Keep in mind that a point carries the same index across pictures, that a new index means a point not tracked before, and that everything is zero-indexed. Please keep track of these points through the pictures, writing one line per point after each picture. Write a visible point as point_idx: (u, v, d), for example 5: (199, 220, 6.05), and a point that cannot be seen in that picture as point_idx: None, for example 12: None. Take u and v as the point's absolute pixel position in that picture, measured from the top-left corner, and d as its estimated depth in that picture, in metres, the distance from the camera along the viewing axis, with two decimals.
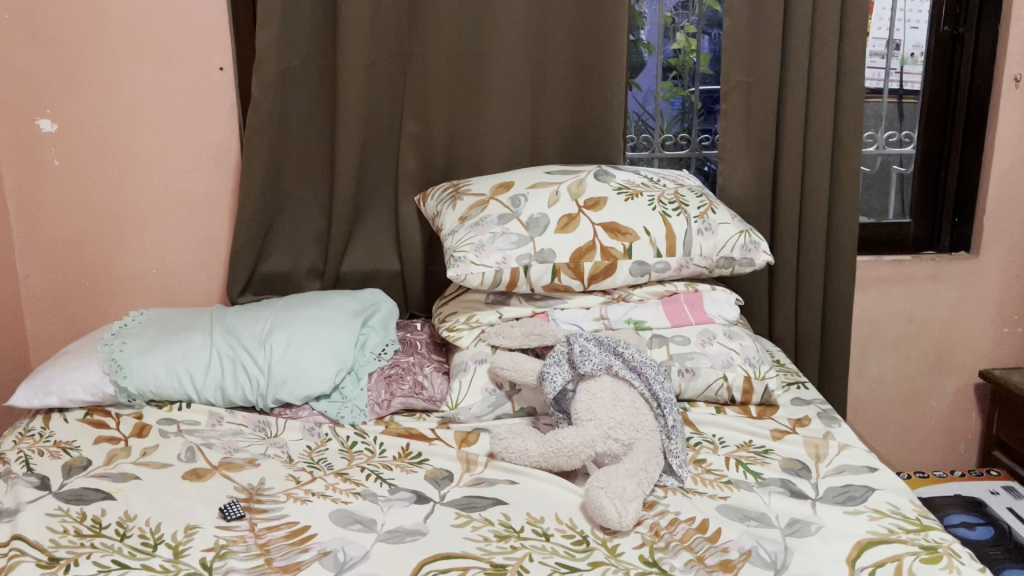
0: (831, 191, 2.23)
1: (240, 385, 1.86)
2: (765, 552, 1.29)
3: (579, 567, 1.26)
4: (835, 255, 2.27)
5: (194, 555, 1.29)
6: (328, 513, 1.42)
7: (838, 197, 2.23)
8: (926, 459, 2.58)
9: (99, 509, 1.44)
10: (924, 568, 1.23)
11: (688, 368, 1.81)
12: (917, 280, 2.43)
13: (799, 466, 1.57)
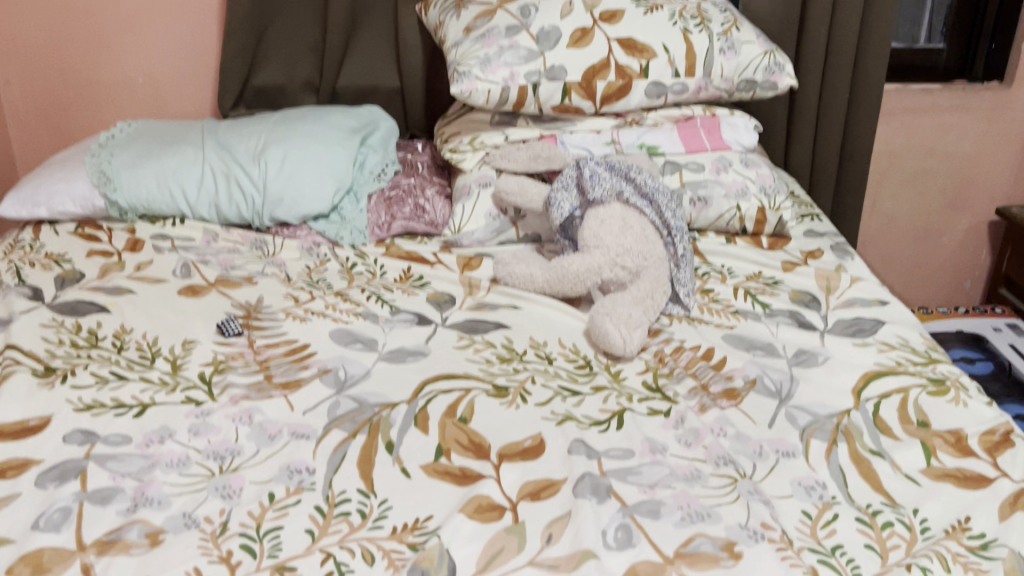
0: (868, 7, 2.03)
1: (234, 202, 1.79)
2: (770, 382, 1.27)
3: (582, 391, 1.24)
4: (864, 82, 2.11)
5: (192, 370, 1.27)
6: (328, 332, 1.39)
7: (874, 16, 2.03)
8: (931, 294, 2.56)
9: (95, 321, 1.41)
10: (930, 401, 1.21)
11: (700, 197, 1.74)
12: (945, 111, 2.30)
13: (808, 298, 1.53)
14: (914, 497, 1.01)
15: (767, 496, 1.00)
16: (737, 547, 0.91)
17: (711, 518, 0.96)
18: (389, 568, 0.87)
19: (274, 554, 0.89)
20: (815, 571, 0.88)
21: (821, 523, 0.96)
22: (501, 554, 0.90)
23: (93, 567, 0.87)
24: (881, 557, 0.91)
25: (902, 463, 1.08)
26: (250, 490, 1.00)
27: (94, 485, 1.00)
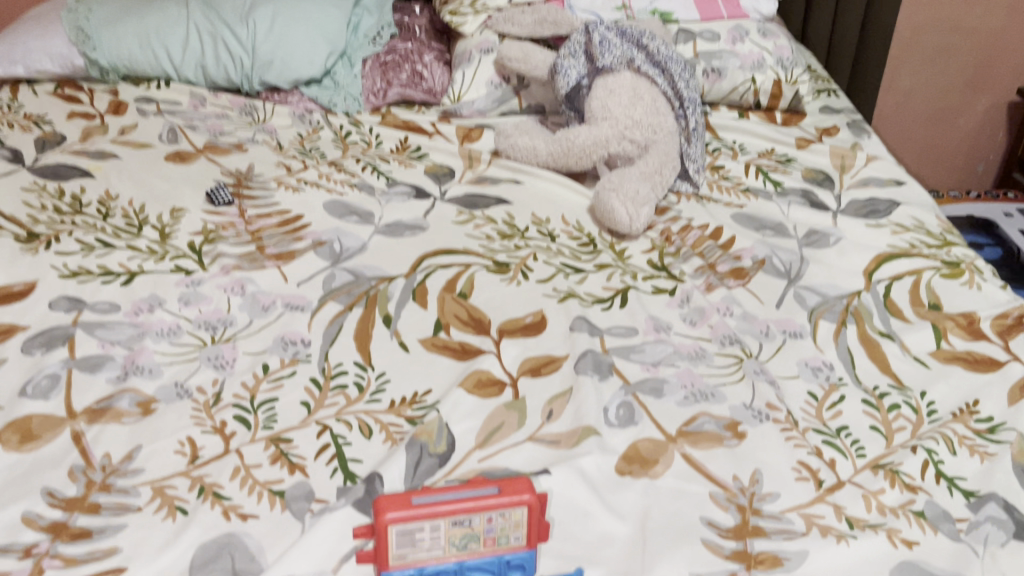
0: None
1: (222, 65, 1.70)
2: (779, 262, 1.23)
3: (584, 268, 1.20)
4: None
5: (182, 239, 1.22)
6: (322, 203, 1.34)
7: None
8: (945, 179, 2.40)
9: (79, 187, 1.35)
10: (943, 284, 1.17)
11: (714, 69, 1.65)
12: None
13: (821, 177, 1.47)
14: (922, 380, 0.98)
15: (772, 377, 0.98)
16: (741, 428, 0.89)
17: (715, 398, 0.93)
18: (385, 442, 0.85)
19: (267, 425, 0.86)
20: (819, 451, 0.86)
21: (827, 404, 0.94)
22: (500, 429, 0.88)
23: (83, 434, 0.84)
24: (887, 438, 0.89)
25: (911, 345, 1.05)
26: (244, 361, 0.97)
27: (82, 353, 0.97)
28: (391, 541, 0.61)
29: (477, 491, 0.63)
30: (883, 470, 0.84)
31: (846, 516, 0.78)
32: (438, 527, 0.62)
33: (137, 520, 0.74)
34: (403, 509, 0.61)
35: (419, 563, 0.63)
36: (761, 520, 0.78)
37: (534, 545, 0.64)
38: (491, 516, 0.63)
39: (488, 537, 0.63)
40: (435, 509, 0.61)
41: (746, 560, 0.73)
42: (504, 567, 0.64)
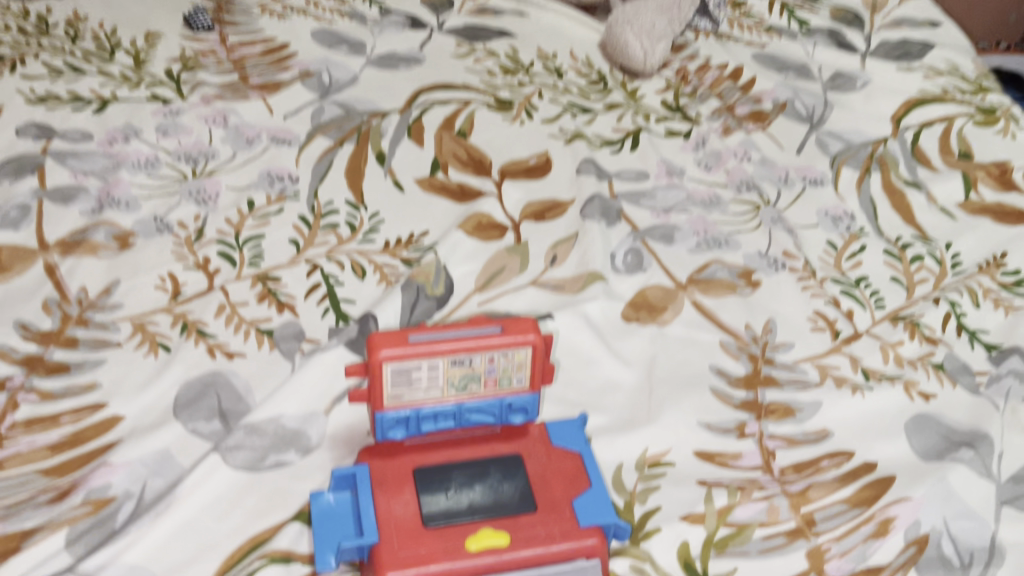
0: None
1: None
2: (801, 106, 1.14)
3: (593, 108, 1.12)
4: None
5: (158, 66, 1.13)
6: (310, 32, 1.23)
7: None
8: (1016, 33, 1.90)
9: (44, 7, 1.23)
10: (976, 132, 1.09)
11: None
12: None
13: (851, 17, 1.35)
14: (947, 231, 0.93)
15: (791, 225, 0.92)
16: (756, 276, 0.84)
17: (729, 246, 0.88)
18: (380, 283, 0.80)
19: (254, 263, 0.81)
20: (836, 302, 0.82)
21: (846, 255, 0.89)
22: (502, 274, 0.83)
23: (57, 268, 0.79)
24: (908, 291, 0.84)
25: (938, 195, 0.99)
26: (228, 196, 0.90)
27: (54, 183, 0.90)
28: (385, 380, 0.57)
29: (477, 329, 0.59)
30: (903, 323, 0.80)
31: (861, 368, 0.75)
32: (436, 367, 0.58)
33: (117, 356, 0.70)
34: (398, 347, 0.57)
35: (415, 404, 0.59)
36: (773, 370, 0.74)
37: (538, 389, 0.61)
38: (493, 356, 0.59)
39: (489, 379, 0.59)
40: (434, 347, 0.57)
41: (756, 409, 0.70)
42: (506, 410, 0.61)
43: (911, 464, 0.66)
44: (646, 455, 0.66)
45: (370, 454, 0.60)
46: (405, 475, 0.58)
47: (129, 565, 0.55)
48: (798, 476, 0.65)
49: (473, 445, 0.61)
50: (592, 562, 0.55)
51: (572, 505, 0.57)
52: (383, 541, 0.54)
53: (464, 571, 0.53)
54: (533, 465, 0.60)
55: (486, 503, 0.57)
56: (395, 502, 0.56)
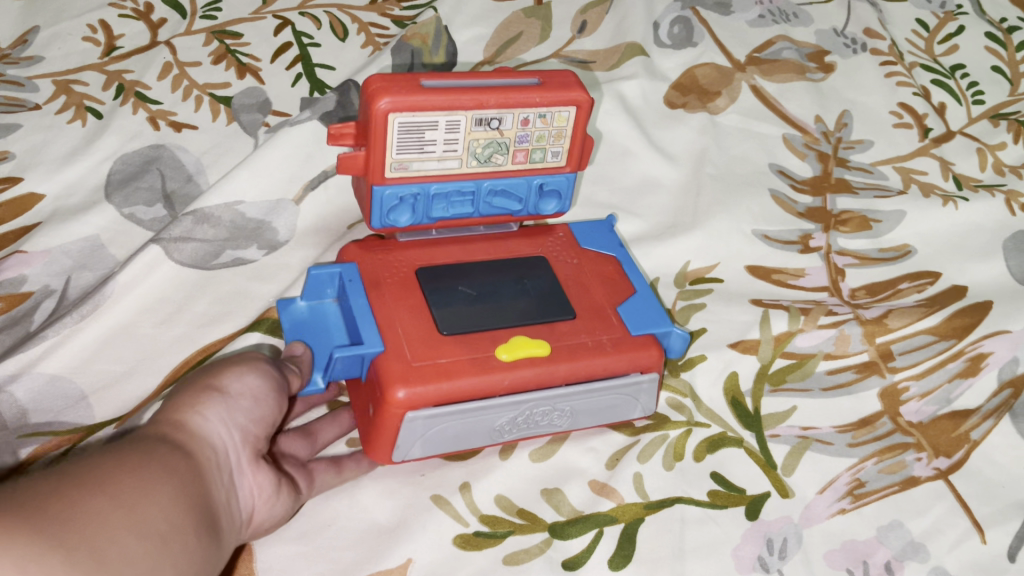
0: None
1: None
2: None
3: None
4: None
5: None
6: None
7: None
8: None
9: None
10: None
11: None
12: None
13: None
14: None
15: None
16: (830, 58, 0.68)
17: (799, 20, 0.71)
18: (366, 48, 0.64)
19: (210, 15, 0.64)
20: (927, 94, 0.67)
21: (940, 37, 0.72)
22: (518, 42, 0.66)
23: None
24: (1013, 85, 0.69)
25: None
26: None
27: None
28: (389, 140, 0.44)
29: (510, 80, 0.46)
30: (1006, 122, 0.65)
31: (953, 174, 0.61)
32: (456, 126, 0.45)
33: (34, 121, 0.56)
34: (410, 94, 0.43)
35: (425, 179, 0.46)
36: (846, 173, 0.61)
37: (576, 168, 0.49)
38: (529, 118, 0.46)
39: (520, 149, 0.47)
40: (456, 98, 0.44)
41: (825, 220, 0.58)
42: (536, 194, 0.49)
43: (1009, 289, 0.54)
44: (689, 269, 0.55)
45: (361, 250, 0.48)
46: (407, 275, 0.46)
47: (49, 376, 0.44)
48: (872, 301, 0.53)
49: (489, 243, 0.50)
50: (648, 377, 0.45)
51: (618, 312, 0.47)
52: (389, 349, 0.42)
53: (497, 387, 0.42)
54: (563, 267, 0.49)
55: (512, 306, 0.46)
56: (399, 303, 0.44)
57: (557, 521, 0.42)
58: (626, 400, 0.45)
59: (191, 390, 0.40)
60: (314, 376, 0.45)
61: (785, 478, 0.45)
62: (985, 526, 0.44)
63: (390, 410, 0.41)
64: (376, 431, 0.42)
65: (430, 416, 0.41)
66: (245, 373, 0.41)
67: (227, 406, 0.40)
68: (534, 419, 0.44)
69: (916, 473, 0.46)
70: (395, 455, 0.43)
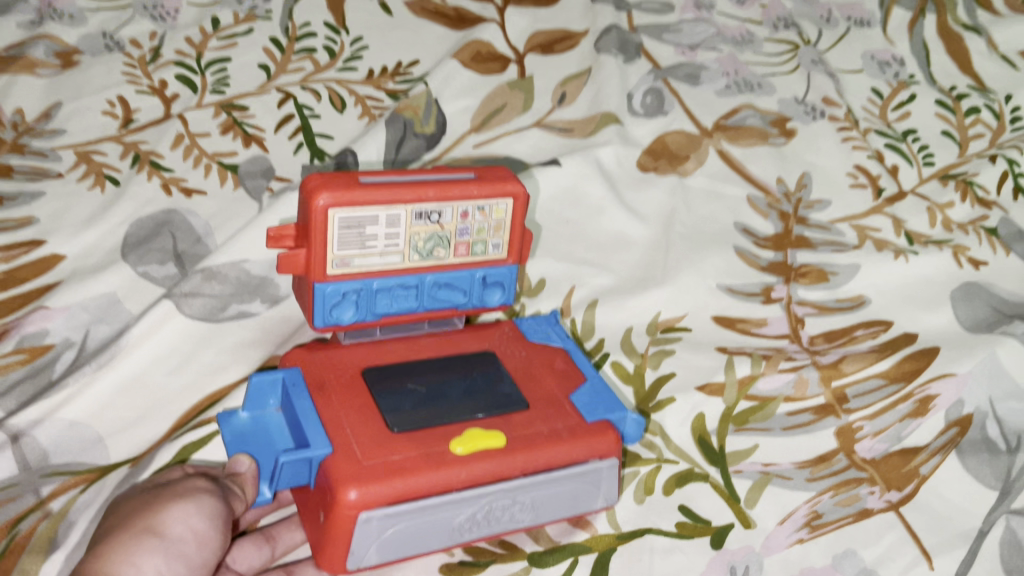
0: None
1: None
2: None
3: None
4: None
5: None
6: None
7: None
8: None
9: None
10: None
11: None
12: None
13: None
14: (1010, 83, 0.81)
15: (831, 69, 0.81)
16: (791, 125, 0.74)
17: (762, 90, 0.77)
18: (362, 118, 0.70)
19: (218, 90, 0.70)
20: (880, 156, 0.72)
21: (893, 105, 0.78)
22: (502, 112, 0.72)
23: None
24: (961, 147, 0.74)
25: (1001, 41, 0.85)
26: (190, 13, 0.77)
27: None
28: (330, 236, 0.47)
29: (450, 177, 0.50)
30: (954, 182, 0.70)
31: (905, 231, 0.67)
32: (397, 221, 0.48)
33: (57, 189, 0.61)
34: (348, 192, 0.46)
35: (367, 274, 0.49)
36: (806, 231, 0.66)
37: (517, 260, 0.53)
38: (469, 210, 0.50)
39: (460, 241, 0.50)
40: (395, 194, 0.47)
41: (785, 273, 0.63)
42: (479, 286, 0.52)
43: (955, 335, 0.58)
44: (659, 319, 0.59)
45: (308, 354, 0.50)
46: (352, 378, 0.49)
47: (69, 421, 0.49)
48: (829, 347, 0.58)
49: (435, 343, 0.53)
50: (607, 463, 0.47)
51: (572, 401, 0.49)
52: (338, 450, 0.44)
53: (455, 482, 0.44)
54: (510, 361, 0.52)
55: (456, 406, 0.48)
56: (344, 406, 0.47)
57: (535, 551, 0.46)
58: (588, 488, 0.47)
59: (129, 535, 0.42)
60: (263, 486, 0.46)
61: (748, 510, 0.49)
62: (933, 554, 0.47)
63: (343, 512, 0.42)
64: (329, 536, 0.42)
65: (385, 514, 0.42)
66: (181, 513, 0.43)
67: (160, 554, 0.42)
68: (495, 515, 0.45)
69: (868, 505, 0.49)
70: (350, 562, 0.43)
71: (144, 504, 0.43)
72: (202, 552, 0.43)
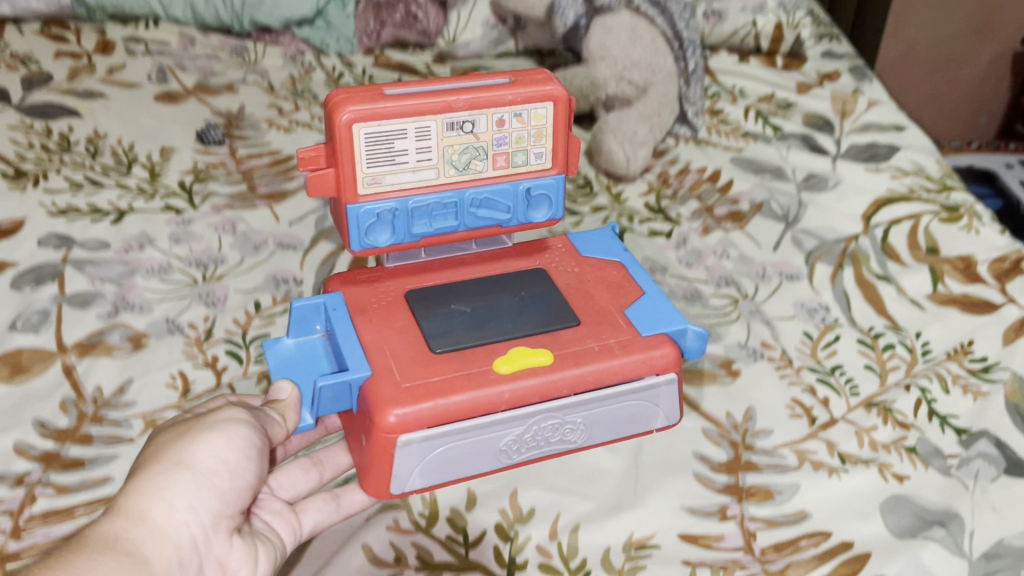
0: None
1: (211, 3, 1.61)
2: (778, 206, 1.20)
3: (580, 211, 1.17)
4: None
5: (172, 178, 1.19)
6: (314, 144, 1.30)
7: None
8: (957, 98, 2.19)
9: (66, 126, 1.31)
10: (941, 229, 1.14)
11: (715, 11, 1.60)
12: None
13: (821, 123, 1.42)
14: (918, 321, 0.97)
15: (768, 318, 0.97)
16: (736, 366, 0.89)
17: (710, 338, 0.93)
18: None
19: (260, 361, 0.85)
20: (813, 389, 0.86)
21: (822, 344, 0.93)
22: None
23: (74, 369, 0.83)
24: (881, 378, 0.89)
25: (908, 288, 1.03)
26: (236, 298, 0.95)
27: (73, 289, 0.95)
28: (365, 154, 0.68)
29: (486, 90, 0.70)
30: (876, 408, 0.84)
31: (837, 452, 0.78)
32: (434, 131, 0.69)
33: (129, 451, 0.74)
34: (380, 106, 0.67)
35: (403, 195, 0.71)
36: (752, 456, 0.78)
37: (556, 170, 0.75)
38: (504, 119, 0.71)
39: (498, 151, 0.72)
40: (427, 109, 0.68)
41: (738, 493, 0.74)
42: (519, 200, 0.75)
43: (884, 543, 0.69)
44: (633, 538, 0.70)
45: (353, 284, 0.74)
46: (397, 299, 0.72)
47: None
48: (778, 556, 0.68)
49: (480, 266, 0.77)
50: (665, 381, 0.70)
51: (624, 314, 0.72)
52: (376, 375, 0.65)
53: (500, 399, 0.64)
54: (560, 281, 0.76)
55: (503, 330, 0.69)
56: (392, 336, 0.68)
57: None
58: (647, 404, 0.70)
59: (167, 469, 0.60)
60: (303, 414, 0.69)
61: None
62: None
63: (385, 436, 0.62)
64: (376, 460, 0.64)
65: (426, 438, 0.63)
66: (204, 449, 0.61)
67: (189, 479, 0.60)
68: (544, 433, 0.68)
69: None
70: (395, 488, 0.65)
71: (176, 444, 0.62)
72: (231, 482, 0.62)
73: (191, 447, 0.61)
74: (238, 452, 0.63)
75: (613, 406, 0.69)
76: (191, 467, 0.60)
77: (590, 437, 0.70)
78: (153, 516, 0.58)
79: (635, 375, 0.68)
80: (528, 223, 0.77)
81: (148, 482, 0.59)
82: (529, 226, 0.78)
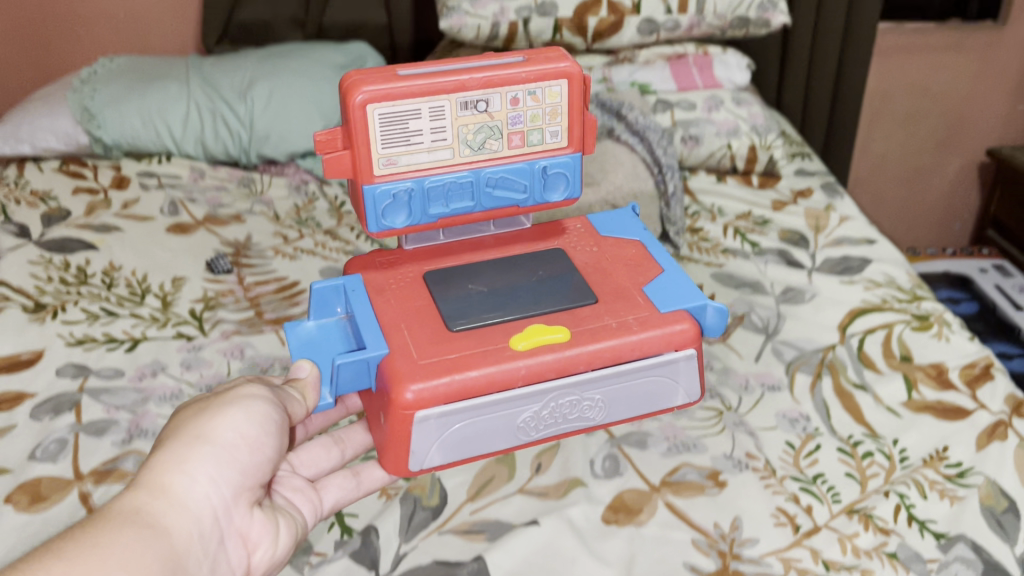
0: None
1: (221, 139, 1.72)
2: (758, 318, 1.26)
3: None
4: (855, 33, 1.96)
5: (183, 306, 1.26)
6: (317, 271, 1.37)
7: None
8: (927, 207, 2.31)
9: (83, 259, 1.39)
10: (913, 337, 1.20)
11: (691, 136, 1.70)
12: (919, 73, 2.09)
13: (797, 238, 1.51)
14: (895, 429, 1.02)
15: (752, 428, 1.01)
16: (723, 476, 0.93)
17: (697, 449, 0.97)
18: (381, 496, 0.90)
19: None
20: (796, 498, 0.90)
21: (804, 453, 0.98)
22: (491, 483, 0.91)
23: (91, 496, 0.88)
24: (861, 484, 0.93)
25: (884, 396, 1.08)
26: None
27: (89, 417, 1.00)
28: (380, 135, 0.72)
29: (500, 70, 0.74)
30: (857, 514, 0.89)
31: (822, 559, 0.83)
32: (449, 113, 0.73)
33: None
34: (393, 88, 0.71)
35: (420, 176, 0.75)
36: (740, 564, 0.82)
37: (572, 149, 0.79)
38: (518, 97, 0.75)
39: (513, 130, 0.76)
40: (440, 90, 0.72)
41: None
42: (536, 180, 0.79)
43: None
44: None
45: (373, 270, 0.78)
46: (419, 279, 0.77)
47: None
48: None
49: (497, 250, 0.81)
50: (683, 356, 0.74)
51: (641, 292, 0.76)
52: (393, 352, 0.69)
53: (517, 373, 0.69)
54: (577, 259, 0.80)
55: (518, 308, 0.73)
56: (413, 316, 0.73)
57: None
58: (665, 379, 0.75)
59: (192, 443, 0.65)
60: (324, 394, 0.73)
61: None
62: None
63: (402, 410, 0.67)
64: (395, 433, 0.68)
65: (443, 414, 0.68)
66: (226, 425, 0.67)
67: (212, 452, 0.65)
68: (561, 408, 0.72)
69: None
70: (414, 464, 0.71)
71: (199, 420, 0.67)
72: (251, 456, 0.67)
73: (213, 422, 0.67)
74: (257, 426, 0.68)
75: (630, 382, 0.74)
76: (215, 441, 0.66)
77: (608, 415, 0.75)
78: (179, 485, 0.62)
79: (652, 351, 0.72)
80: (546, 203, 0.81)
81: (174, 455, 0.64)
82: (546, 206, 0.82)
